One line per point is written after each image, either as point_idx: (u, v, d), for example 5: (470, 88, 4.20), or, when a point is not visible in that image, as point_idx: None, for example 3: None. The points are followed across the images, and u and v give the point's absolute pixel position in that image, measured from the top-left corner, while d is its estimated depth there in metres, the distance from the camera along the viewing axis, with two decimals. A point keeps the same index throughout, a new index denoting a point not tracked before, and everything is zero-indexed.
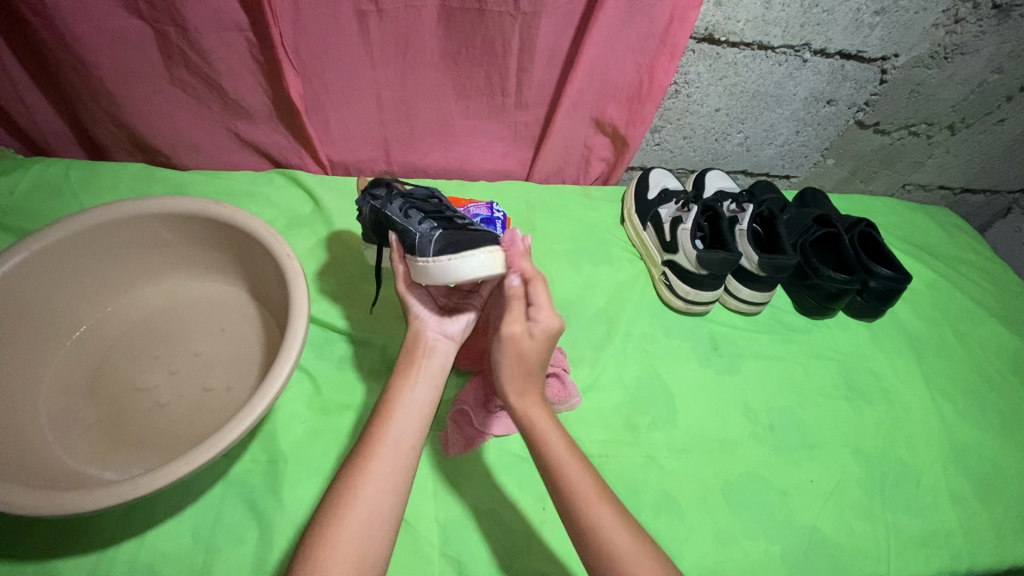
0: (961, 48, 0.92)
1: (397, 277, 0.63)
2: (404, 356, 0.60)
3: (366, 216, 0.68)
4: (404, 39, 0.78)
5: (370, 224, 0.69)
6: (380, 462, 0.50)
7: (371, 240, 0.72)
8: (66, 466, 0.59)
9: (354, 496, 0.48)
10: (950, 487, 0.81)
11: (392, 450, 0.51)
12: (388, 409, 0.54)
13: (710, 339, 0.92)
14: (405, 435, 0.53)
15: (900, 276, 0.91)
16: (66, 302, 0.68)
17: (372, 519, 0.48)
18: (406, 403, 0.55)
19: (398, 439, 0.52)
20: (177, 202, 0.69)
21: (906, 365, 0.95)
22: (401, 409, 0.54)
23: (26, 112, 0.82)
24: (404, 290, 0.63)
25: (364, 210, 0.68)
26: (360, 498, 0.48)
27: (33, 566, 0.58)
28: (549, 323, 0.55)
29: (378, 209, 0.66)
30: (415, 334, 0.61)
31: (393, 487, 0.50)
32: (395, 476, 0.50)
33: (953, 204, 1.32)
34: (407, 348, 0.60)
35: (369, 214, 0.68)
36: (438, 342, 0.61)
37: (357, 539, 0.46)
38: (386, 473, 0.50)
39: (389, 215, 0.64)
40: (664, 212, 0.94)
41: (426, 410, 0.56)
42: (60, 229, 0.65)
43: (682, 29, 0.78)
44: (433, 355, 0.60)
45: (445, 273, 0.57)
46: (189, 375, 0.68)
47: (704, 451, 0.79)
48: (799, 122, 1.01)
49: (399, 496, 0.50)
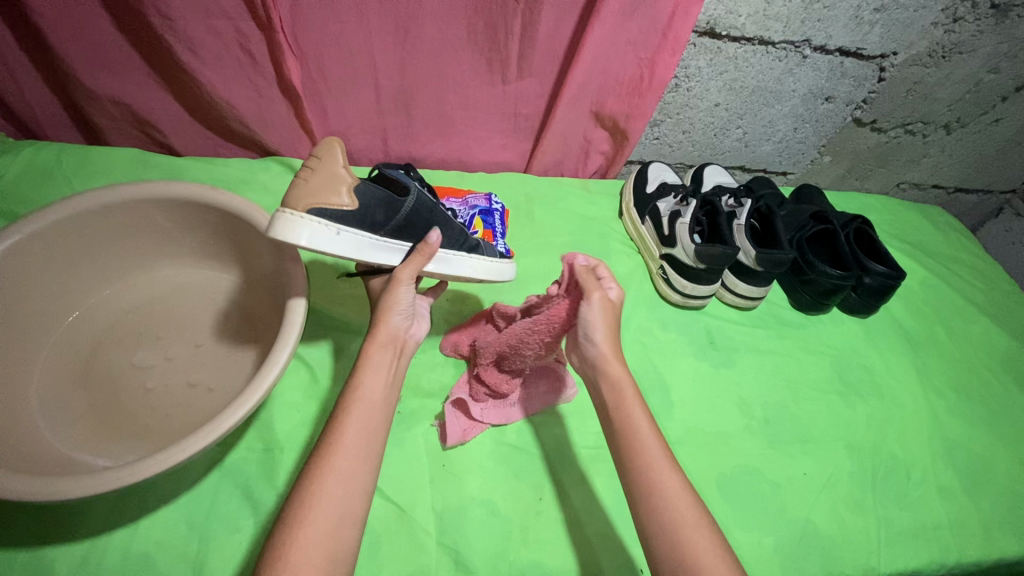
0: (959, 47, 0.93)
1: (407, 268, 0.61)
2: (369, 344, 0.58)
3: (407, 201, 0.63)
4: (404, 24, 0.76)
5: (405, 214, 0.63)
6: (344, 461, 0.49)
7: (362, 224, 0.60)
8: (57, 452, 0.58)
9: (321, 496, 0.47)
10: (940, 481, 0.82)
11: (353, 449, 0.50)
12: (349, 404, 0.53)
13: (706, 333, 0.92)
14: (372, 429, 0.52)
15: (894, 272, 0.92)
16: (58, 288, 0.67)
17: (342, 519, 0.47)
18: (367, 399, 0.54)
19: (364, 435, 0.52)
20: (173, 186, 0.68)
21: (898, 361, 0.96)
22: (364, 406, 0.53)
23: (15, 95, 0.81)
24: (401, 284, 0.60)
25: (411, 198, 0.63)
26: (328, 498, 0.47)
27: (23, 555, 0.57)
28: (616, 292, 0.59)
29: (431, 204, 0.67)
30: (392, 329, 0.59)
31: (358, 487, 0.49)
32: (362, 475, 0.50)
33: (946, 203, 1.33)
34: (382, 343, 0.58)
35: (417, 204, 0.64)
36: (409, 343, 0.62)
37: (325, 542, 0.45)
38: (352, 472, 0.49)
39: (441, 213, 0.68)
40: (662, 206, 0.95)
41: (388, 403, 0.55)
42: (53, 212, 0.64)
43: (683, 23, 0.78)
44: (401, 356, 0.60)
45: (495, 272, 0.75)
46: (184, 363, 0.68)
47: (699, 443, 0.79)
48: (798, 118, 1.02)
49: (365, 493, 0.50)
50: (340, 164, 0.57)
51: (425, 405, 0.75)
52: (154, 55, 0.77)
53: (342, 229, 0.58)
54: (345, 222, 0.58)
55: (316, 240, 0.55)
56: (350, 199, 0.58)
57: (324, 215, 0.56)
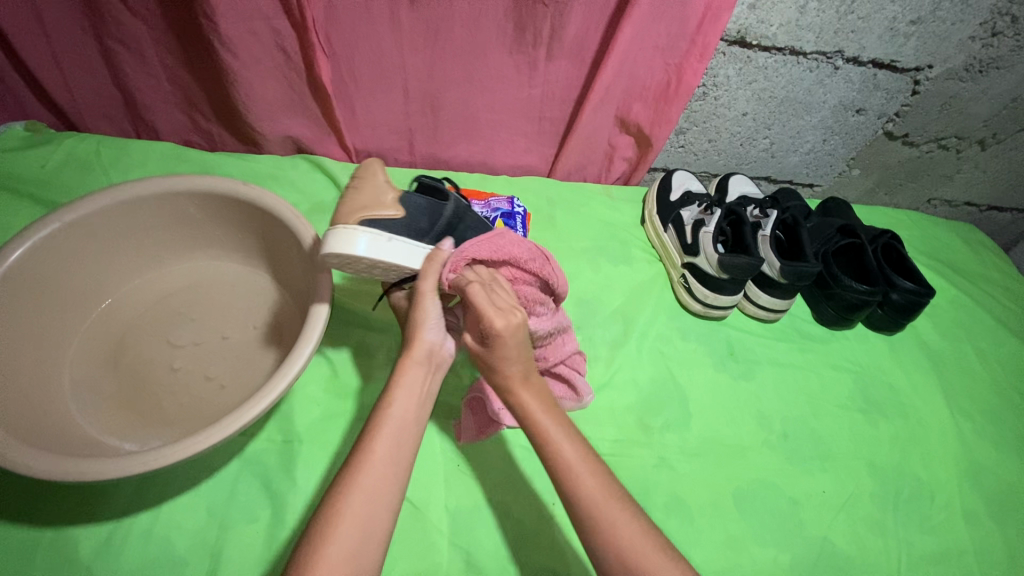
0: (997, 62, 0.91)
1: (423, 280, 0.60)
2: (405, 364, 0.58)
3: (446, 206, 0.64)
4: (435, 28, 0.77)
5: (444, 220, 0.64)
6: (373, 478, 0.50)
7: (410, 233, 0.61)
8: (87, 435, 0.60)
9: (346, 513, 0.48)
10: (965, 505, 0.80)
11: (382, 467, 0.51)
12: (379, 422, 0.53)
13: (727, 344, 0.91)
14: (400, 447, 0.53)
15: (923, 289, 0.89)
16: (92, 276, 0.69)
17: (366, 536, 0.48)
18: (398, 417, 0.54)
19: (392, 453, 0.52)
20: (206, 179, 0.70)
21: (924, 380, 0.93)
22: (393, 425, 0.53)
23: (60, 87, 0.84)
24: (426, 300, 0.60)
25: (450, 204, 0.64)
26: (353, 514, 0.48)
27: (49, 534, 0.59)
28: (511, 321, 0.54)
29: (466, 210, 0.67)
30: (427, 347, 0.59)
31: (386, 500, 0.50)
32: (389, 490, 0.50)
33: (978, 221, 1.29)
34: (418, 360, 0.59)
35: (455, 209, 0.65)
36: (447, 357, 0.62)
37: (351, 556, 0.46)
38: (380, 488, 0.50)
39: (475, 220, 0.68)
40: (686, 215, 0.94)
41: (417, 420, 0.55)
42: (92, 202, 0.66)
43: (713, 28, 0.77)
44: (438, 371, 0.61)
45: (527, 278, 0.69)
46: (208, 352, 0.69)
47: (716, 455, 0.78)
48: (827, 130, 1.00)
49: (393, 507, 0.50)
50: (380, 177, 0.62)
51: (442, 404, 0.75)
52: (194, 52, 0.79)
53: (394, 237, 0.59)
54: (396, 231, 0.59)
55: (372, 248, 0.57)
56: (397, 207, 0.60)
57: (375, 224, 0.58)
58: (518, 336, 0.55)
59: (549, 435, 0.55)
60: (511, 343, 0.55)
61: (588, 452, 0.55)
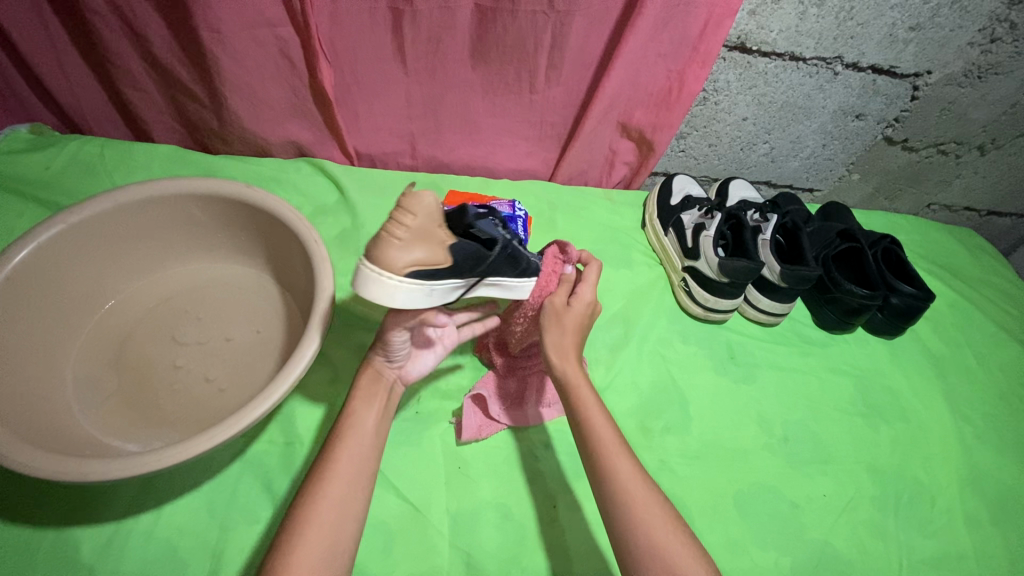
0: (996, 68, 0.92)
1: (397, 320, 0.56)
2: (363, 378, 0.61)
3: (490, 250, 0.56)
4: (437, 35, 0.78)
5: (487, 262, 0.56)
6: (341, 484, 0.52)
7: (449, 275, 0.54)
8: (89, 435, 0.60)
9: (316, 518, 0.50)
10: (966, 510, 0.80)
11: (350, 474, 0.53)
12: (346, 430, 0.56)
13: (727, 347, 0.92)
14: (364, 457, 0.55)
15: (923, 293, 0.90)
16: (96, 276, 0.69)
17: (334, 539, 0.49)
18: (359, 427, 0.56)
19: (357, 461, 0.54)
20: (210, 182, 0.71)
21: (925, 384, 0.94)
22: (357, 435, 0.56)
23: (64, 90, 0.85)
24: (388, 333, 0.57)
25: (497, 250, 0.56)
26: (321, 519, 0.50)
27: (50, 534, 0.59)
28: (585, 300, 0.63)
29: (509, 243, 0.58)
30: (377, 369, 0.61)
31: (352, 507, 0.52)
32: (357, 497, 0.52)
33: (978, 225, 1.30)
34: (370, 376, 0.61)
35: (499, 252, 0.56)
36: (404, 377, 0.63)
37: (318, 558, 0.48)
38: (347, 494, 0.52)
39: (517, 249, 0.59)
40: (687, 218, 0.94)
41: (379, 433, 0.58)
42: (97, 204, 0.67)
43: (715, 36, 0.78)
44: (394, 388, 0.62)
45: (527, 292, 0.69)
46: (210, 354, 0.70)
47: (716, 459, 0.78)
48: (827, 135, 1.01)
49: (359, 515, 0.52)
50: (435, 221, 0.49)
51: (443, 406, 0.75)
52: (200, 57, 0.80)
53: (434, 287, 0.52)
54: (436, 278, 0.52)
55: (409, 300, 0.51)
56: (447, 258, 0.51)
57: (420, 276, 0.50)
58: (585, 316, 0.64)
59: (590, 405, 0.58)
60: (579, 316, 0.63)
61: (621, 439, 0.57)
